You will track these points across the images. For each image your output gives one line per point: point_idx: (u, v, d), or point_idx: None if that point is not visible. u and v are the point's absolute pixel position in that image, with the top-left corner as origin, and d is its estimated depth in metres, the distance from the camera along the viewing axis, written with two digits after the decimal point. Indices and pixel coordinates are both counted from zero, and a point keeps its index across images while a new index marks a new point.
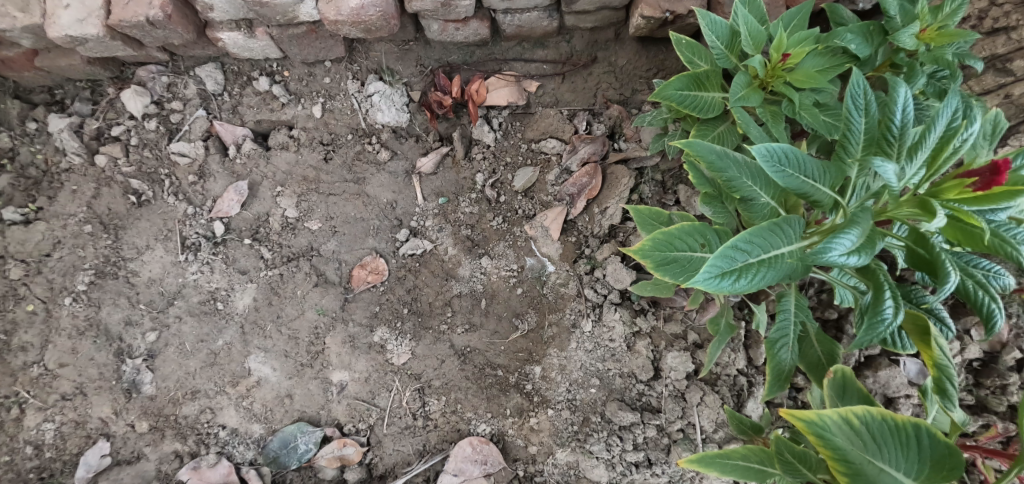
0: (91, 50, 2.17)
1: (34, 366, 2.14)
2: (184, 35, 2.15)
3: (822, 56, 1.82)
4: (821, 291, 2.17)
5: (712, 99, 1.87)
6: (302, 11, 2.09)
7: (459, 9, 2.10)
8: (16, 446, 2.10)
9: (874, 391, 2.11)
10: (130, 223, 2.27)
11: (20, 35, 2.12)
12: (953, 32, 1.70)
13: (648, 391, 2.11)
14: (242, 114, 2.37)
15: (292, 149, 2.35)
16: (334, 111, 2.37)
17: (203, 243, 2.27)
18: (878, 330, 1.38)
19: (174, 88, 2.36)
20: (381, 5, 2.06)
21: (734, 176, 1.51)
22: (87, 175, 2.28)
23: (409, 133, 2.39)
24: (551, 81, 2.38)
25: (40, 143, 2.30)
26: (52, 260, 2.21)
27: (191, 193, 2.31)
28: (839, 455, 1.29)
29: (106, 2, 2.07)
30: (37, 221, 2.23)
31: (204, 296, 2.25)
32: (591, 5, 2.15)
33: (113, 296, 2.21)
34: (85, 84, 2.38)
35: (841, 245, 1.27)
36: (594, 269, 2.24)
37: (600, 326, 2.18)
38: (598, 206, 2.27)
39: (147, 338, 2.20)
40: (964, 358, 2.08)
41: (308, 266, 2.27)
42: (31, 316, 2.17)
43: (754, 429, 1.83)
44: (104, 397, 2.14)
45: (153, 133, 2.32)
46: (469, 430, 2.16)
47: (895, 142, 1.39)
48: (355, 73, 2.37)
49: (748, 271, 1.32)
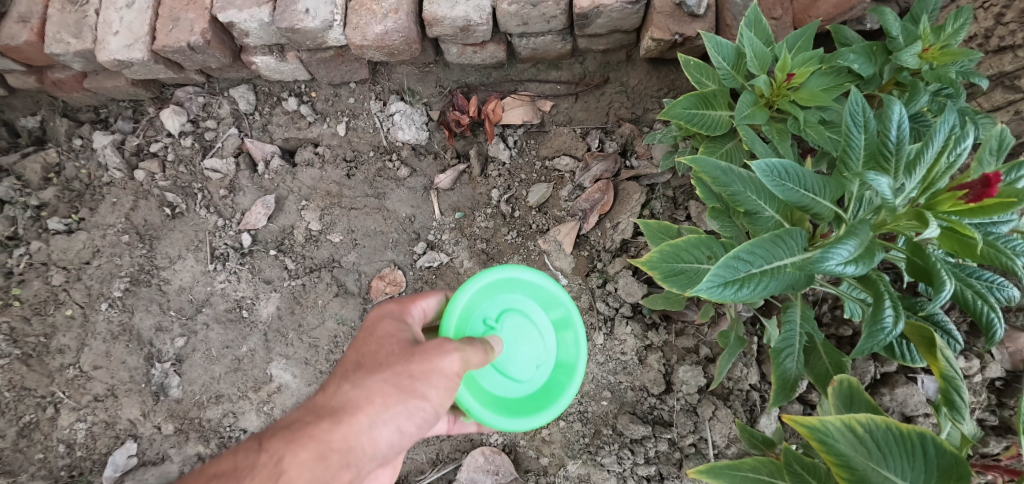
0: (136, 73, 2.34)
1: (70, 368, 2.27)
2: (221, 59, 2.29)
3: (826, 75, 1.87)
4: (835, 307, 2.19)
5: (719, 117, 1.93)
6: (331, 36, 2.20)
7: (477, 33, 2.21)
8: (49, 444, 2.23)
9: (890, 409, 2.10)
10: (164, 234, 2.41)
11: (72, 59, 2.29)
12: (955, 51, 1.75)
13: (660, 405, 2.15)
14: (272, 132, 2.50)
15: (317, 165, 2.46)
16: (358, 129, 2.48)
17: (231, 254, 2.38)
18: (879, 338, 1.39)
19: (209, 108, 2.51)
20: (404, 31, 2.17)
21: (738, 191, 1.55)
22: (126, 188, 2.43)
23: (428, 150, 2.49)
24: (565, 101, 2.47)
25: (84, 158, 2.46)
26: (91, 267, 2.36)
27: (221, 206, 2.44)
28: (843, 461, 1.30)
29: (152, 29, 2.23)
30: (79, 231, 2.39)
31: (230, 304, 2.36)
32: (603, 28, 2.22)
33: (146, 302, 2.35)
34: (128, 104, 2.54)
35: (838, 256, 1.29)
36: (606, 282, 2.29)
37: (612, 339, 2.23)
38: (610, 221, 2.32)
39: (176, 344, 2.31)
40: (984, 377, 2.05)
41: (330, 277, 2.37)
42: (69, 320, 2.31)
43: (766, 443, 1.82)
44: (133, 398, 2.26)
45: (188, 149, 2.46)
46: (481, 440, 2.23)
47: (892, 156, 1.39)
48: (378, 93, 2.48)
49: (751, 281, 1.35)
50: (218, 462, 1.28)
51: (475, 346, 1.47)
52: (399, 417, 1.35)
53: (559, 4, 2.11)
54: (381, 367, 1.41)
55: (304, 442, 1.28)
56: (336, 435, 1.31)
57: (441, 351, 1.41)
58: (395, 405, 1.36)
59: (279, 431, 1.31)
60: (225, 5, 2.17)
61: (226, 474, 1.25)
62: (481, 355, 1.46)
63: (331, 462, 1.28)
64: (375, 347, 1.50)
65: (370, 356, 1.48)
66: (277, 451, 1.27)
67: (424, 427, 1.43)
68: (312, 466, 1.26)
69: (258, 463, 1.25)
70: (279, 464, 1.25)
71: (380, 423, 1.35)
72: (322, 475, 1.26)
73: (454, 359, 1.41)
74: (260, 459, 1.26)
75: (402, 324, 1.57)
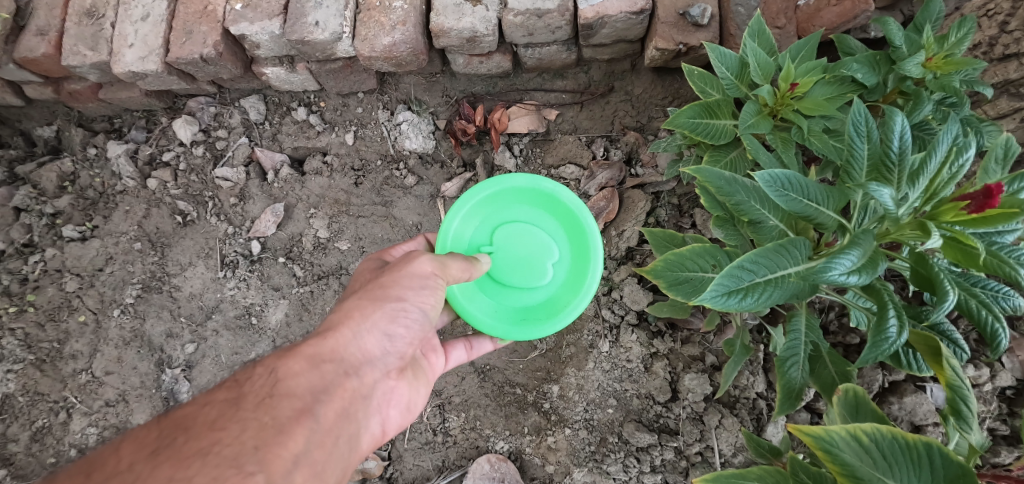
0: (150, 84, 2.39)
1: (82, 373, 2.32)
2: (233, 70, 2.34)
3: (829, 85, 1.88)
4: (842, 315, 2.19)
5: (723, 126, 1.94)
6: (340, 48, 2.24)
7: (483, 44, 2.24)
8: (62, 449, 2.26)
9: (899, 418, 2.08)
10: (176, 241, 2.45)
11: (88, 71, 2.35)
12: (959, 60, 1.73)
13: (666, 413, 2.15)
14: (281, 141, 2.54)
15: (325, 174, 2.49)
16: (366, 138, 2.51)
17: (241, 261, 2.42)
18: (883, 348, 1.38)
19: (220, 117, 2.55)
20: (411, 42, 2.21)
21: (742, 200, 1.54)
22: (139, 197, 2.48)
23: (434, 159, 2.52)
24: (571, 109, 2.49)
25: (98, 167, 2.52)
26: (104, 274, 2.41)
27: (231, 214, 2.48)
28: (848, 471, 1.26)
29: (166, 41, 2.28)
30: (93, 238, 2.44)
31: (239, 311, 2.40)
32: (608, 39, 2.25)
33: (157, 309, 2.39)
34: (141, 114, 2.59)
35: (841, 266, 1.29)
36: (612, 290, 2.30)
37: (618, 347, 2.24)
38: (615, 229, 2.33)
39: (186, 350, 2.35)
40: (994, 386, 2.03)
41: (338, 284, 2.40)
42: (82, 326, 2.36)
43: (772, 453, 1.79)
44: (144, 404, 2.29)
45: (199, 158, 2.50)
46: (488, 447, 2.24)
47: (894, 167, 1.39)
48: (386, 103, 2.51)
49: (754, 290, 1.35)
50: (220, 380, 1.36)
51: (455, 260, 1.65)
52: (380, 321, 1.49)
53: (564, 15, 2.14)
54: (358, 291, 1.57)
55: (295, 355, 1.40)
56: (325, 347, 1.43)
57: (411, 260, 1.60)
58: (375, 311, 1.50)
59: (272, 352, 1.42)
60: (236, 18, 2.22)
61: (228, 386, 1.35)
62: (460, 262, 1.65)
63: (326, 370, 1.40)
64: (356, 283, 1.66)
65: (351, 291, 1.64)
66: (271, 365, 1.38)
67: (412, 333, 1.56)
68: (307, 373, 1.37)
69: (254, 376, 1.35)
70: (274, 375, 1.35)
71: (365, 332, 1.49)
72: (319, 381, 1.37)
73: (426, 262, 1.59)
74: (258, 373, 1.36)
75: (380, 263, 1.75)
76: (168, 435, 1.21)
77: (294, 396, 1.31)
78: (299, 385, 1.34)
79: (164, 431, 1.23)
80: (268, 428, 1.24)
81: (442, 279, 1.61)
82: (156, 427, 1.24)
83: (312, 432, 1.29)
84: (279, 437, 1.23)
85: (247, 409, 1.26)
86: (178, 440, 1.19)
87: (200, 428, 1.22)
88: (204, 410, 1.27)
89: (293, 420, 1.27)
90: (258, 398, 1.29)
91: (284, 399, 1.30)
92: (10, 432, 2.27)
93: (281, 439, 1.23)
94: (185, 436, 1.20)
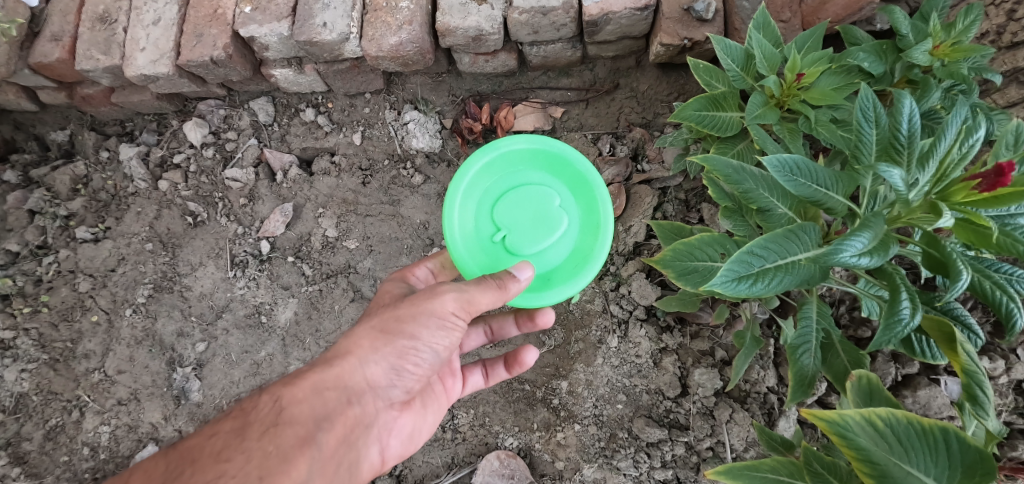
0: (162, 87, 2.43)
1: (95, 372, 2.34)
2: (243, 72, 2.37)
3: (836, 74, 1.86)
4: (853, 308, 2.17)
5: (729, 118, 1.94)
6: (347, 48, 2.27)
7: (489, 43, 2.26)
8: (74, 447, 2.29)
9: (913, 411, 2.06)
10: (186, 242, 2.48)
11: (100, 74, 2.39)
12: (966, 47, 1.75)
13: (676, 408, 2.14)
14: (290, 142, 2.56)
15: (334, 174, 2.51)
16: (373, 138, 2.53)
17: (251, 261, 2.45)
18: (896, 330, 1.36)
19: (230, 119, 2.58)
20: (417, 41, 2.23)
21: (750, 188, 1.54)
22: (150, 198, 2.52)
23: (441, 157, 2.53)
24: (575, 107, 2.50)
25: (110, 170, 2.55)
26: (116, 274, 2.44)
27: (241, 214, 2.50)
28: (863, 455, 1.25)
29: (177, 45, 2.32)
30: (105, 239, 2.47)
31: (249, 310, 2.42)
32: (613, 35, 2.26)
33: (168, 308, 2.41)
34: (152, 117, 2.63)
35: (852, 247, 1.27)
36: (620, 285, 2.29)
37: (626, 342, 2.23)
38: (622, 225, 2.33)
39: (197, 348, 2.37)
40: (1011, 378, 2.00)
41: (346, 283, 2.43)
42: (95, 326, 2.39)
43: (785, 446, 1.76)
44: (155, 402, 2.32)
45: (209, 160, 2.53)
46: (497, 443, 2.24)
47: (903, 150, 1.37)
48: (393, 103, 2.53)
49: (765, 276, 1.33)
50: (228, 408, 1.42)
51: (484, 292, 1.49)
52: (390, 356, 1.48)
53: (568, 12, 2.15)
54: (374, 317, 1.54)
55: (300, 382, 1.43)
56: (330, 374, 1.45)
57: (434, 294, 1.49)
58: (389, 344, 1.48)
59: (280, 378, 1.47)
60: (246, 21, 2.25)
61: (236, 413, 1.40)
62: (492, 292, 1.49)
63: (329, 397, 1.42)
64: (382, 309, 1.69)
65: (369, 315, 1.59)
66: (276, 392, 1.42)
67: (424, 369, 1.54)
68: (310, 402, 1.40)
69: (260, 404, 1.40)
70: (279, 403, 1.39)
71: (372, 361, 1.48)
72: (322, 408, 1.40)
73: (448, 300, 1.48)
74: (264, 400, 1.41)
75: (401, 284, 1.80)
76: (176, 467, 1.28)
77: (297, 424, 1.36)
78: (302, 413, 1.38)
79: (173, 462, 1.30)
80: (271, 458, 1.30)
81: (467, 316, 1.52)
82: (166, 459, 1.31)
83: (313, 460, 1.34)
84: (282, 466, 1.29)
85: (252, 439, 1.32)
86: (185, 473, 1.26)
87: (207, 460, 1.28)
88: (212, 441, 1.33)
89: (295, 449, 1.32)
90: (262, 426, 1.35)
91: (288, 428, 1.35)
92: (24, 431, 2.29)
93: (284, 468, 1.29)
94: (191, 471, 1.26)
